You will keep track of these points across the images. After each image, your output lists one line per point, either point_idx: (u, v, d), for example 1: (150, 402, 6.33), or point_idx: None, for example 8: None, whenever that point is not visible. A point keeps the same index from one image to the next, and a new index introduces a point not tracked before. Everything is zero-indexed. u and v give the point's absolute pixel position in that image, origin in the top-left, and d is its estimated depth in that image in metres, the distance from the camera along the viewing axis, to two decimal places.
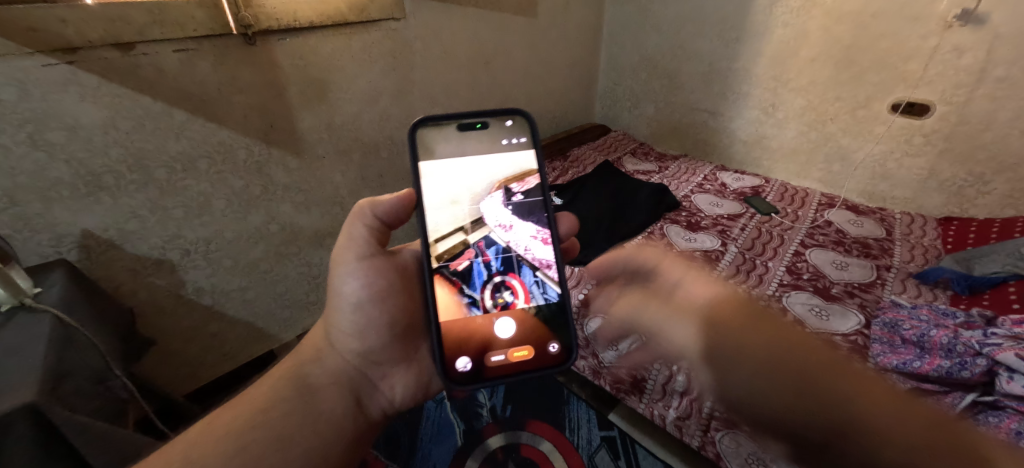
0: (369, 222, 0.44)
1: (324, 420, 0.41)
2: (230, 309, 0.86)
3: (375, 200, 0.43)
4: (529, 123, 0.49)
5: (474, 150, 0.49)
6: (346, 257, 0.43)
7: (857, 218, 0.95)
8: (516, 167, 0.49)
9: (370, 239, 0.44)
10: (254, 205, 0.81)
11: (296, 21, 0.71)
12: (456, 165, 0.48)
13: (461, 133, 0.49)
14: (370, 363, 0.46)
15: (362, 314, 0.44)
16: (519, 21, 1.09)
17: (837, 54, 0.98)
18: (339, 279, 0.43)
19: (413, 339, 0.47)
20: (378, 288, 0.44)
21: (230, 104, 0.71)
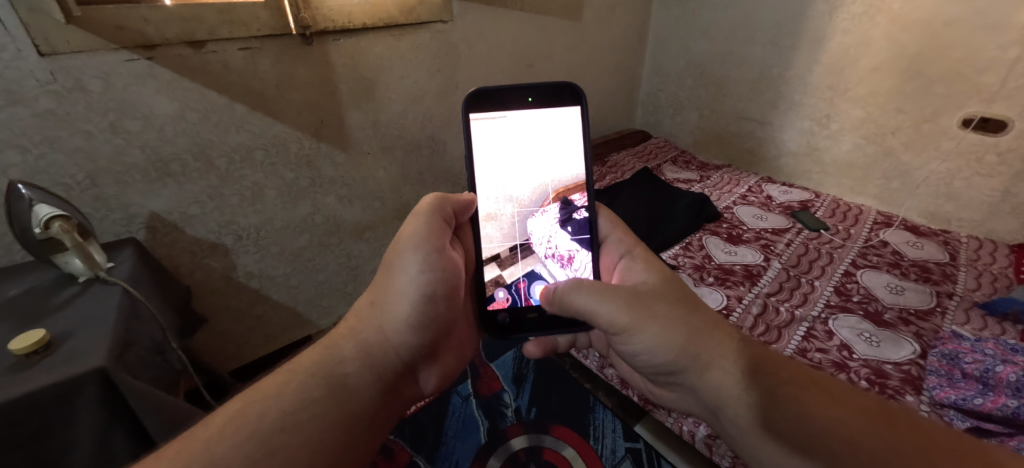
0: (443, 214, 0.46)
1: (353, 417, 0.38)
2: (274, 293, 0.91)
3: (450, 196, 0.48)
4: (579, 99, 0.51)
5: (525, 122, 0.51)
6: (420, 244, 0.43)
7: (916, 240, 0.89)
8: (565, 152, 0.53)
9: (444, 231, 0.46)
10: (302, 196, 0.85)
11: (350, 22, 0.75)
12: (504, 129, 0.51)
13: (514, 102, 0.51)
14: (415, 358, 0.45)
15: (431, 306, 0.44)
16: (564, 24, 1.08)
17: (902, 63, 0.92)
18: (410, 266, 0.42)
19: (446, 337, 0.47)
20: (448, 278, 0.44)
21: (286, 100, 0.76)
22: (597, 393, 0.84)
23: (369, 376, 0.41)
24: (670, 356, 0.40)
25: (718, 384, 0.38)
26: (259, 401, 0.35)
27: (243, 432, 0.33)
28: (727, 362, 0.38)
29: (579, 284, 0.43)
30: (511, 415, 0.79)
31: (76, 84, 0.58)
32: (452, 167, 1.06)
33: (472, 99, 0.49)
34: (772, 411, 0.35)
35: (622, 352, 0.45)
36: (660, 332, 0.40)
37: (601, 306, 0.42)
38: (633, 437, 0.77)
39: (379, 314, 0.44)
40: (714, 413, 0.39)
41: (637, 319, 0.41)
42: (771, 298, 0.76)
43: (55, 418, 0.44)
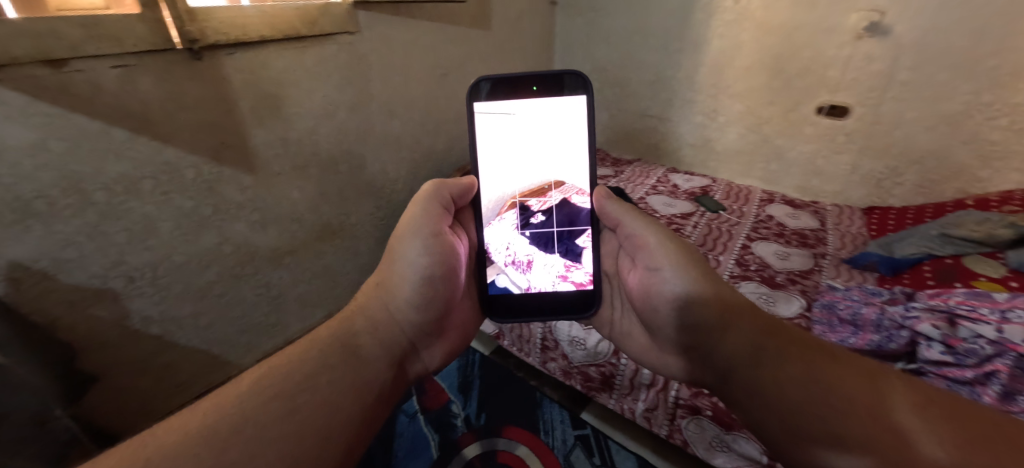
0: (443, 201, 0.52)
1: (368, 381, 0.42)
2: (182, 337, 0.81)
3: (446, 182, 0.53)
4: (583, 82, 0.54)
5: (526, 111, 0.56)
6: (420, 230, 0.49)
7: (794, 212, 1.04)
8: (567, 142, 0.57)
9: (443, 216, 0.51)
10: (205, 226, 0.77)
11: (246, 34, 0.70)
12: (504, 117, 0.56)
13: (517, 93, 0.55)
14: (419, 335, 0.49)
15: (429, 287, 0.49)
16: (474, 34, 1.11)
17: (767, 62, 1.07)
18: (412, 250, 0.48)
19: (447, 315, 0.52)
20: (445, 261, 0.49)
21: (178, 122, 0.69)
22: (543, 388, 0.86)
23: (379, 348, 0.45)
24: (703, 313, 0.45)
25: (735, 344, 0.41)
26: (286, 364, 0.40)
27: (271, 390, 0.37)
28: (746, 325, 0.42)
29: (619, 201, 0.55)
30: (462, 425, 0.79)
31: None
32: (374, 182, 1.03)
33: (473, 88, 0.53)
34: (775, 374, 0.38)
35: (650, 298, 0.51)
36: (699, 277, 0.47)
37: (634, 220, 0.53)
38: (581, 424, 0.80)
39: (385, 293, 0.49)
40: (724, 377, 0.42)
41: (679, 260, 0.49)
42: None
43: None
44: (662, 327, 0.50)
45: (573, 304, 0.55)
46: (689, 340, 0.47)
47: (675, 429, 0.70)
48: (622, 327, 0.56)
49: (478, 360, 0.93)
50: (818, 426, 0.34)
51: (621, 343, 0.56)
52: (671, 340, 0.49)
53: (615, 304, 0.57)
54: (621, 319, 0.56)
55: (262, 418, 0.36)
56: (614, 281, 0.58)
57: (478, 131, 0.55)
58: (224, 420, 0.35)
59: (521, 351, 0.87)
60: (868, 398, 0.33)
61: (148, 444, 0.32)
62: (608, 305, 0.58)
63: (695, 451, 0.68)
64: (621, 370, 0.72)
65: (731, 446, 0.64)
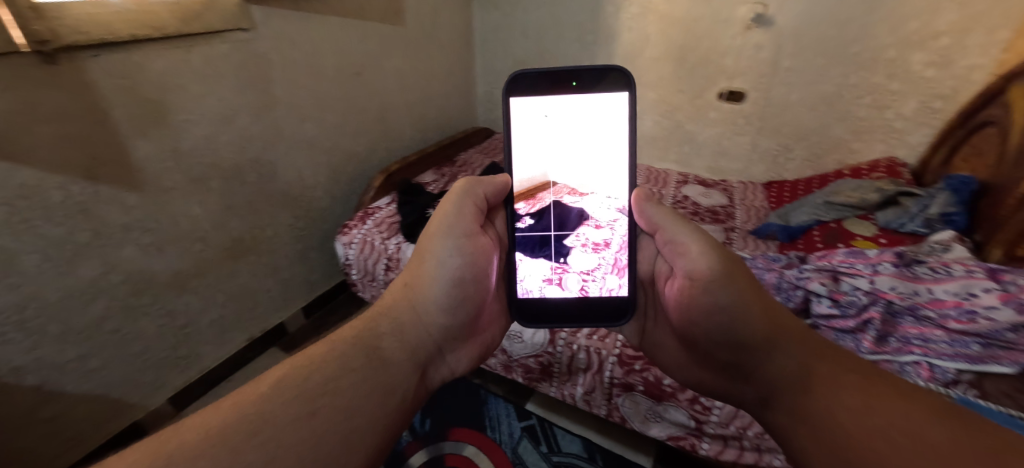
0: (477, 198, 0.50)
1: (392, 385, 0.39)
2: (67, 384, 0.71)
3: (481, 179, 0.51)
4: (628, 80, 0.50)
5: (564, 106, 0.53)
6: (452, 229, 0.46)
7: (706, 191, 1.12)
8: (606, 144, 0.54)
9: (475, 215, 0.49)
10: (84, 255, 0.68)
11: (113, 34, 0.61)
12: (539, 112, 0.53)
13: (554, 88, 0.52)
14: (446, 338, 0.47)
15: (460, 289, 0.46)
16: (387, 30, 1.06)
17: (673, 52, 1.14)
18: (445, 249, 0.46)
19: (477, 318, 0.50)
20: (476, 263, 0.47)
21: (34, 138, 0.59)
22: (487, 385, 0.86)
23: (405, 353, 0.42)
24: (750, 332, 0.41)
25: (786, 365, 0.38)
26: (305, 365, 0.36)
27: (290, 392, 0.34)
28: (799, 348, 0.39)
29: (661, 205, 0.49)
30: (405, 434, 0.76)
31: None
32: (289, 190, 0.96)
33: (511, 82, 0.51)
34: (833, 402, 0.34)
35: (690, 312, 0.45)
36: (746, 290, 0.42)
37: (674, 226, 0.47)
38: (526, 415, 0.81)
39: (413, 294, 0.47)
40: (769, 400, 0.39)
41: (727, 271, 0.43)
42: None
43: None
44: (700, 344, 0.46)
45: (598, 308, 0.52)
46: (730, 358, 0.43)
47: (612, 408, 0.73)
48: (655, 337, 0.54)
49: None
50: (877, 467, 0.29)
51: (653, 354, 0.54)
52: (713, 358, 0.45)
53: (648, 313, 0.55)
54: (655, 328, 0.54)
55: (281, 423, 0.32)
56: (649, 288, 0.55)
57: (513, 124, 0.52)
58: (244, 419, 0.31)
59: None
60: (943, 436, 0.29)
61: (152, 450, 0.28)
62: (642, 314, 0.55)
63: (632, 425, 0.72)
64: (558, 358, 0.74)
65: (663, 416, 0.68)
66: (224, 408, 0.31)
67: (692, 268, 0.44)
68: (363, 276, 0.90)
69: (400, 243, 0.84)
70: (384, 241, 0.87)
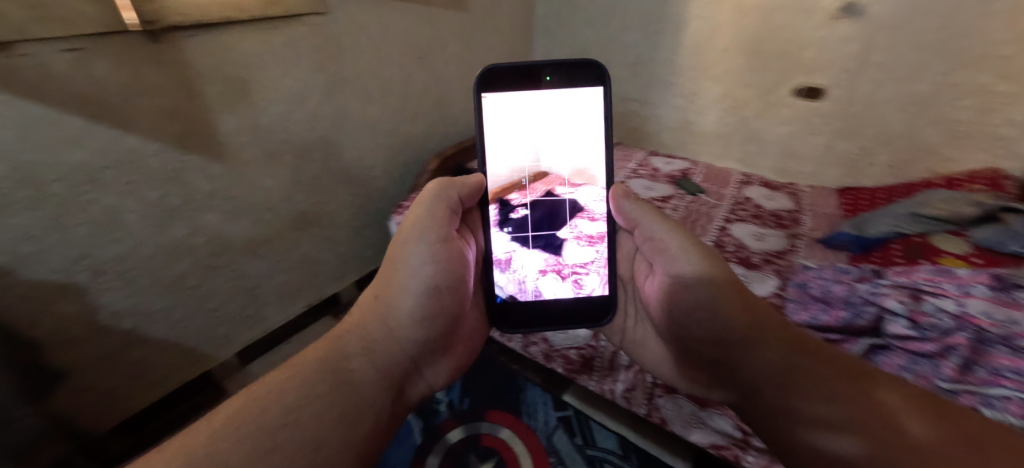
0: (449, 203, 0.52)
1: (360, 408, 0.41)
2: (155, 330, 0.79)
3: (455, 183, 0.54)
4: (600, 75, 0.55)
5: (535, 99, 0.57)
6: (426, 234, 0.49)
7: (771, 194, 1.05)
8: (579, 136, 0.58)
9: (447, 220, 0.52)
10: (174, 217, 0.75)
11: (206, 16, 0.67)
12: (512, 105, 0.57)
13: (527, 81, 0.56)
14: (420, 352, 0.49)
15: (433, 298, 0.49)
16: (450, 15, 1.08)
17: (747, 43, 1.07)
18: (416, 257, 0.48)
19: (450, 329, 0.52)
20: (448, 269, 0.50)
21: (137, 109, 0.66)
22: (525, 372, 0.86)
23: (374, 374, 0.44)
24: (733, 328, 0.48)
25: (768, 361, 0.44)
26: (263, 397, 0.39)
27: (246, 428, 0.36)
28: (774, 342, 0.45)
29: (638, 201, 0.56)
30: (445, 410, 0.79)
31: None
32: (350, 168, 1.01)
33: (484, 77, 0.55)
34: (807, 390, 0.42)
35: (674, 307, 0.53)
36: (727, 288, 0.49)
37: (650, 222, 0.55)
38: (563, 405, 0.81)
39: (384, 308, 0.49)
40: (749, 394, 0.46)
41: (701, 268, 0.51)
42: None
43: None
44: (683, 342, 0.53)
45: (585, 309, 0.57)
46: (712, 354, 0.50)
47: (653, 408, 0.70)
48: (635, 334, 0.61)
49: None
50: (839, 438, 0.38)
51: (632, 350, 0.61)
52: (695, 353, 0.52)
53: (631, 312, 0.62)
54: (635, 327, 0.61)
55: (235, 460, 0.34)
56: (629, 286, 0.62)
57: (485, 117, 0.56)
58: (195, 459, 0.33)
59: (503, 336, 0.87)
60: (885, 414, 0.38)
61: None
62: (623, 314, 0.63)
63: (673, 429, 0.68)
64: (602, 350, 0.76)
65: (708, 420, 0.65)
66: (181, 449, 0.34)
67: (675, 265, 0.52)
68: None
69: None
70: None
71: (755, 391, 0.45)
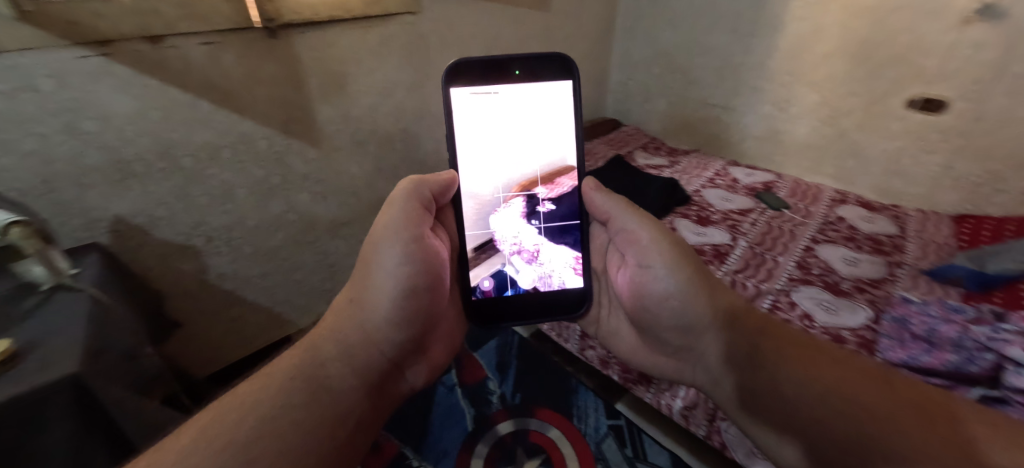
0: (421, 200, 0.50)
1: (336, 417, 0.40)
2: (250, 294, 0.89)
3: (427, 179, 0.51)
4: (570, 70, 0.54)
5: (508, 94, 0.55)
6: (399, 234, 0.47)
7: (869, 215, 0.95)
8: (551, 133, 0.56)
9: (423, 218, 0.49)
10: (274, 194, 0.84)
11: (316, 14, 0.74)
12: (481, 101, 0.54)
13: (495, 75, 0.54)
14: (399, 354, 0.49)
15: (412, 300, 0.48)
16: (533, 16, 1.09)
17: (854, 48, 0.97)
18: (389, 258, 0.46)
19: (427, 330, 0.51)
20: (425, 270, 0.47)
21: (253, 96, 0.74)
22: (578, 375, 0.86)
23: (352, 378, 0.44)
24: (699, 315, 0.47)
25: (729, 347, 0.45)
26: (235, 408, 0.37)
27: (220, 440, 0.34)
28: (730, 326, 0.45)
29: (610, 193, 0.55)
30: (496, 401, 0.81)
31: (25, 83, 0.55)
32: (426, 160, 1.06)
33: (451, 73, 0.52)
34: (775, 371, 0.40)
35: (644, 298, 0.52)
36: (692, 277, 0.49)
37: (624, 214, 0.54)
38: (615, 414, 0.79)
39: (360, 312, 0.47)
40: (725, 376, 0.45)
41: (669, 258, 0.50)
42: (738, 275, 0.78)
43: (30, 432, 0.44)
44: (660, 333, 0.52)
45: (570, 301, 0.55)
46: (681, 341, 0.50)
47: (713, 430, 0.68)
48: (611, 324, 0.59)
49: (515, 342, 0.95)
50: (816, 422, 0.36)
51: (608, 341, 0.60)
52: (666, 341, 0.52)
53: (606, 302, 0.60)
54: (609, 317, 0.60)
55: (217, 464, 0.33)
56: (603, 278, 0.61)
57: (454, 112, 0.53)
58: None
59: (560, 337, 0.90)
60: (858, 389, 0.36)
61: None
62: (598, 304, 0.61)
63: (733, 456, 0.65)
64: None
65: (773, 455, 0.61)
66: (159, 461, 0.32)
67: (643, 254, 0.52)
68: None
69: None
70: None
71: (724, 376, 0.45)
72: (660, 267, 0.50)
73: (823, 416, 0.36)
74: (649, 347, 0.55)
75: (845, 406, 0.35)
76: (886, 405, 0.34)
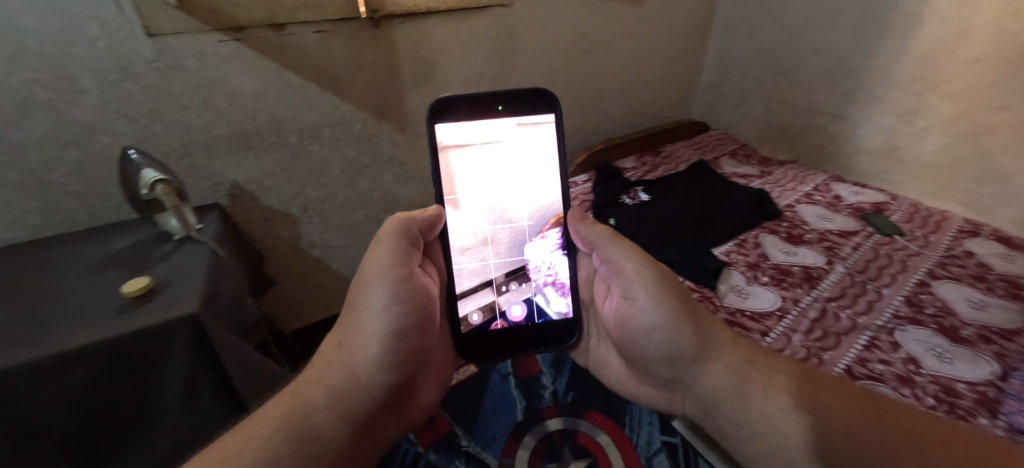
0: (409, 238, 0.49)
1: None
2: (334, 263, 0.98)
3: (415, 216, 0.49)
4: (553, 106, 0.53)
5: (492, 130, 0.53)
6: (386, 275, 0.45)
7: (1008, 252, 0.80)
8: (536, 169, 0.55)
9: (411, 257, 0.48)
10: (363, 174, 0.90)
11: (415, 6, 0.77)
12: (466, 138, 0.52)
13: (481, 111, 0.52)
14: (390, 399, 0.47)
15: (402, 341, 0.46)
16: (625, 10, 1.05)
17: (1011, 54, 0.82)
18: (377, 298, 0.45)
19: (418, 371, 0.49)
20: (413, 311, 0.46)
21: (354, 82, 0.80)
22: None
23: (339, 426, 0.43)
24: (685, 344, 0.46)
25: (716, 376, 0.45)
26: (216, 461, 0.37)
27: None
28: (721, 355, 0.46)
29: (593, 223, 0.52)
30: (548, 397, 0.80)
31: (176, 63, 0.65)
32: None
33: (436, 108, 0.50)
34: (768, 402, 0.42)
35: (630, 331, 0.49)
36: (678, 305, 0.47)
37: (608, 243, 0.51)
38: (670, 431, 0.76)
39: (348, 356, 0.46)
40: (710, 408, 0.46)
41: (655, 288, 0.47)
42: (831, 303, 0.71)
43: (157, 357, 0.52)
44: (646, 365, 0.50)
45: (554, 333, 0.53)
46: (668, 372, 0.49)
47: None
48: (600, 354, 0.57)
49: None
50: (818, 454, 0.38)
51: (598, 372, 0.58)
52: (653, 373, 0.50)
53: (593, 332, 0.58)
54: (598, 347, 0.57)
55: None
56: (591, 308, 0.58)
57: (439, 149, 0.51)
58: None
59: None
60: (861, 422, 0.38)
61: None
62: (587, 334, 0.58)
63: None
64: None
65: None
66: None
67: (628, 286, 0.49)
68: None
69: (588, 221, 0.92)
70: None
71: (712, 409, 0.46)
72: (645, 298, 0.47)
73: (825, 447, 0.38)
74: (635, 376, 0.53)
75: (853, 436, 0.37)
76: (888, 432, 0.36)
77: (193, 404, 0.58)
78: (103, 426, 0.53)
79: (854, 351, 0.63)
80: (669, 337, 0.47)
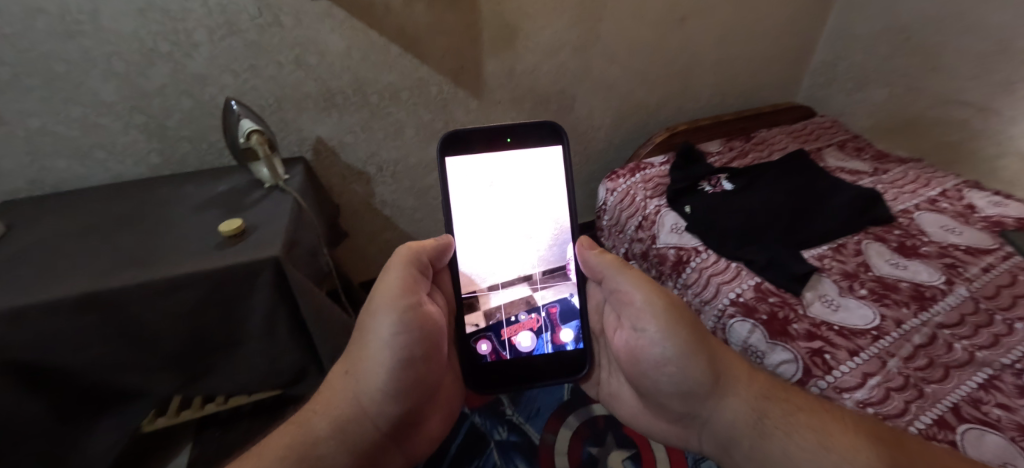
0: (419, 266, 0.49)
1: None
2: (401, 223, 1.02)
3: (424, 245, 0.50)
4: (560, 135, 0.54)
5: (502, 162, 0.54)
6: (394, 303, 0.45)
7: None
8: (545, 198, 0.55)
9: (418, 284, 0.48)
10: (435, 138, 0.92)
11: None
12: (477, 170, 0.53)
13: (491, 143, 0.54)
14: (395, 428, 0.48)
15: (409, 370, 0.46)
16: None
17: None
18: (384, 326, 0.45)
19: (423, 401, 0.50)
20: (419, 339, 0.46)
21: (434, 44, 0.80)
22: None
23: (343, 453, 0.45)
24: (698, 380, 0.45)
25: (734, 412, 0.44)
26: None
27: None
28: (738, 391, 0.45)
29: (601, 254, 0.52)
30: None
31: (274, 20, 0.68)
32: (577, 125, 1.04)
33: (447, 142, 0.52)
34: (787, 441, 0.41)
35: (641, 365, 0.48)
36: (689, 339, 0.45)
37: (615, 275, 0.51)
38: None
39: (356, 383, 0.47)
40: (729, 445, 0.45)
41: (666, 322, 0.46)
42: (943, 331, 0.61)
43: (245, 289, 0.58)
44: (658, 401, 0.49)
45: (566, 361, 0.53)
46: (682, 407, 0.47)
47: None
48: (612, 387, 0.56)
49: None
50: None
51: (610, 404, 0.57)
52: (667, 407, 0.49)
53: (603, 362, 0.57)
54: (609, 379, 0.56)
55: None
56: (602, 339, 0.57)
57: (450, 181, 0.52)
58: None
59: None
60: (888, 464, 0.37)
61: None
62: (598, 366, 0.57)
63: None
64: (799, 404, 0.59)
65: None
66: None
67: (639, 319, 0.48)
68: (612, 224, 0.96)
69: (660, 206, 0.87)
70: (646, 199, 0.91)
71: (732, 448, 0.45)
72: (656, 332, 0.46)
73: None
74: (647, 410, 0.52)
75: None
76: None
77: (271, 335, 0.64)
78: (204, 340, 0.61)
79: (962, 392, 0.54)
80: (681, 374, 0.46)
